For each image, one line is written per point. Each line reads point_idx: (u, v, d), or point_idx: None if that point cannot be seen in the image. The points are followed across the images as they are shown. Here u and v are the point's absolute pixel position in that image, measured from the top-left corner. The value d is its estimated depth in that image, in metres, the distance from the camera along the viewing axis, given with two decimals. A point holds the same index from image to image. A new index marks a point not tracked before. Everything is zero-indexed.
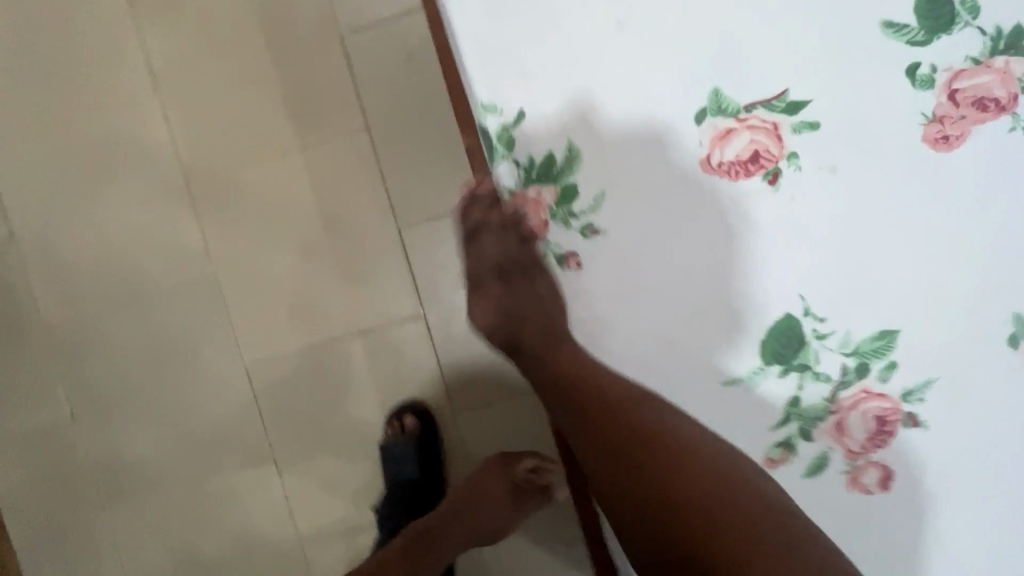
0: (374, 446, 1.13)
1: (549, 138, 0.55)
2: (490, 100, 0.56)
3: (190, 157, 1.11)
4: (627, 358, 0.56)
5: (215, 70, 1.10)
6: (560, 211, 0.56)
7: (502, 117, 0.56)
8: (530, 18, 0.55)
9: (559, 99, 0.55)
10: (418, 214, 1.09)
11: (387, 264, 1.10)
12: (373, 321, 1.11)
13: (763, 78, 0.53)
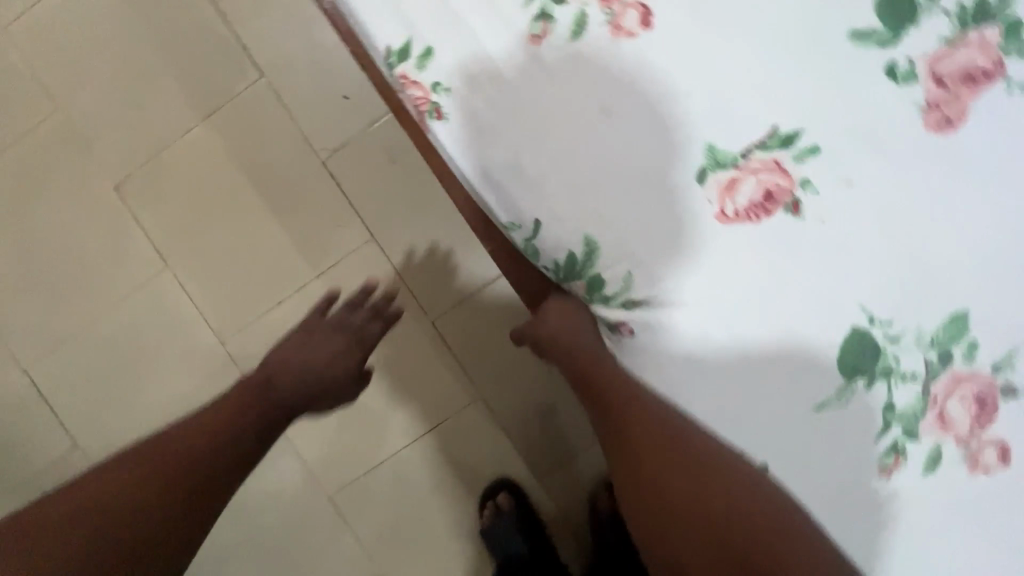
0: (473, 533, 1.14)
1: (570, 236, 0.58)
2: (508, 218, 0.59)
3: (216, 316, 1.14)
4: (714, 414, 0.56)
5: (215, 227, 1.13)
6: (595, 297, 0.59)
7: (522, 230, 0.59)
8: (519, 128, 0.57)
9: (569, 198, 0.57)
10: (444, 296, 1.11)
11: (430, 351, 1.12)
12: (433, 408, 1.13)
13: (753, 119, 0.55)
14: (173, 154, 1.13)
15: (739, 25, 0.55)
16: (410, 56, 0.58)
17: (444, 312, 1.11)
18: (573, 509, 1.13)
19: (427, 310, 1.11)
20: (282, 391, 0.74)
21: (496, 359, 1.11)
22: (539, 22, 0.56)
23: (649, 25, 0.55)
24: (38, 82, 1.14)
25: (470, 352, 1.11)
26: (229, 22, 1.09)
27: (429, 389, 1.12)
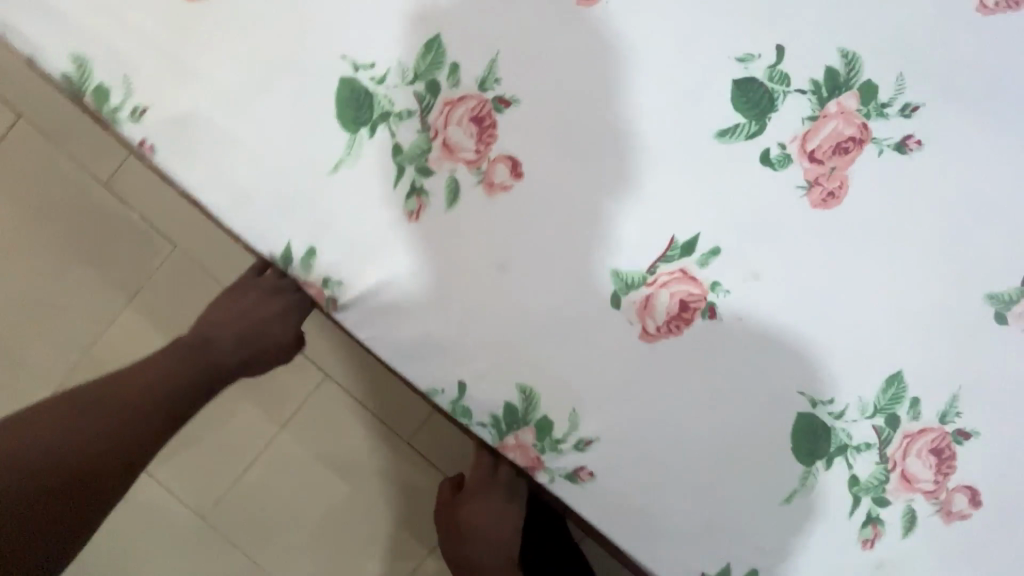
0: None
1: (496, 393, 0.57)
2: (430, 385, 0.58)
3: (197, 502, 1.17)
4: (685, 529, 0.56)
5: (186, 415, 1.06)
6: (545, 443, 0.57)
7: (447, 394, 0.58)
8: (424, 300, 0.56)
9: (487, 359, 0.57)
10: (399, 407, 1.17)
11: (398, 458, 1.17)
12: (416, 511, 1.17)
13: (647, 238, 0.54)
14: (96, 341, 1.04)
15: (609, 150, 0.54)
16: (294, 260, 0.56)
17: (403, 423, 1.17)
18: None
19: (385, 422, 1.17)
20: (224, 342, 0.83)
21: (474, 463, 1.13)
22: (412, 197, 0.55)
23: (519, 175, 0.55)
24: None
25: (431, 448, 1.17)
26: (126, 199, 1.03)
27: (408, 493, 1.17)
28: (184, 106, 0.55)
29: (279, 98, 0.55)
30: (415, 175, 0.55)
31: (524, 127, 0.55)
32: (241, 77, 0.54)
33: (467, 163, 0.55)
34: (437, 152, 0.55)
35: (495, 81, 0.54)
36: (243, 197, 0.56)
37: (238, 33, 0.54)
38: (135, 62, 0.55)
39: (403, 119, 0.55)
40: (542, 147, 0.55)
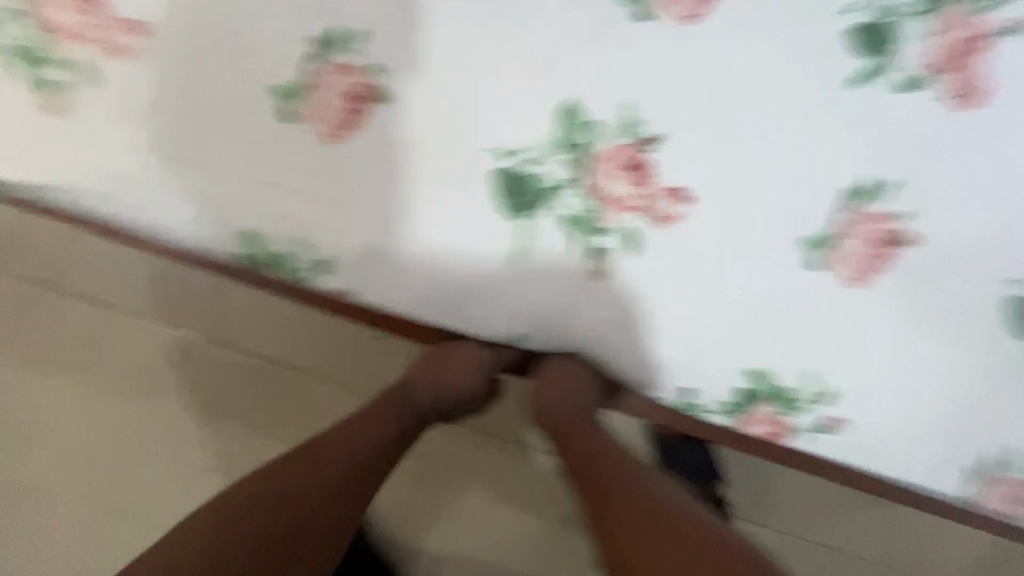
0: None
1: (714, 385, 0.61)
2: (655, 391, 0.63)
3: None
4: (934, 437, 0.60)
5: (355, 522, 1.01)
6: (785, 406, 0.61)
7: (673, 395, 0.62)
8: (635, 325, 0.60)
9: (708, 358, 0.61)
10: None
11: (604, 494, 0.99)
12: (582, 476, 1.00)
13: (819, 196, 0.57)
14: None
15: (756, 133, 0.57)
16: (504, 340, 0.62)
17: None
18: None
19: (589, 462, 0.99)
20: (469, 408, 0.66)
21: None
22: (592, 259, 0.58)
23: (688, 199, 0.58)
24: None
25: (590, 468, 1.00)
26: None
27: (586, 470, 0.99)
28: (361, 242, 0.57)
29: (443, 203, 0.56)
30: (593, 237, 0.58)
31: (671, 150, 0.57)
32: (401, 198, 0.56)
33: (638, 208, 0.58)
34: (606, 210, 0.57)
35: (643, 123, 0.57)
36: (443, 306, 0.59)
37: (388, 157, 0.55)
38: (302, 219, 0.56)
39: (558, 191, 0.57)
40: (696, 152, 0.57)
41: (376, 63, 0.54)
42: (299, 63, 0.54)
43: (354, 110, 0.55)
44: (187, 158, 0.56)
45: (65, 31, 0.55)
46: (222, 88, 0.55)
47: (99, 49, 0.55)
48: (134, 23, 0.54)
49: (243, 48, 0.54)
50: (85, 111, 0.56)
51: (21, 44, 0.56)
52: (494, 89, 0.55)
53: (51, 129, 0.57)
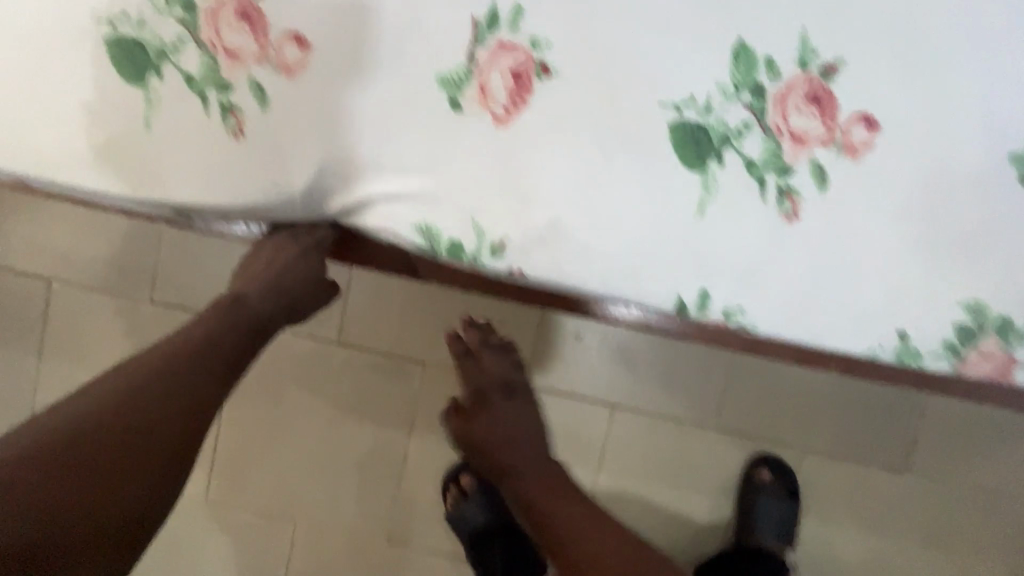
0: (895, 559, 1.07)
1: (900, 317, 0.60)
2: (869, 346, 0.61)
3: (334, 501, 1.09)
4: None
5: (421, 482, 1.08)
6: (1012, 339, 0.59)
7: (888, 347, 0.61)
8: (823, 274, 0.59)
9: (904, 298, 0.60)
10: (707, 402, 1.06)
11: (713, 456, 1.08)
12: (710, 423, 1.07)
13: (1007, 109, 0.56)
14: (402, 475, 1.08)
15: (936, 54, 0.55)
16: (688, 307, 0.61)
17: (708, 415, 1.07)
18: (958, 470, 1.06)
19: (709, 425, 1.07)
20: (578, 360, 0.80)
21: (707, 400, 1.06)
22: (786, 201, 0.58)
23: (876, 127, 0.56)
24: (235, 509, 1.10)
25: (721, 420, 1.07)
26: (363, 345, 1.07)
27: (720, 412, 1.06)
28: (542, 220, 0.57)
29: (624, 171, 0.56)
30: (778, 179, 0.57)
31: (856, 88, 0.56)
32: (576, 173, 0.56)
33: (822, 142, 0.57)
34: (789, 148, 0.57)
35: (814, 53, 0.55)
36: (620, 274, 0.59)
37: (555, 132, 0.55)
38: (479, 206, 0.57)
39: (744, 134, 0.56)
40: (874, 82, 0.56)
41: (541, 36, 0.53)
42: (465, 47, 0.53)
43: (519, 87, 0.54)
44: (360, 164, 0.56)
45: (224, 50, 0.54)
46: (381, 88, 0.54)
47: (260, 65, 0.54)
48: (296, 34, 0.54)
49: (398, 45, 0.54)
50: (257, 134, 0.55)
51: (178, 68, 0.54)
52: (658, 48, 0.54)
53: (219, 156, 0.56)
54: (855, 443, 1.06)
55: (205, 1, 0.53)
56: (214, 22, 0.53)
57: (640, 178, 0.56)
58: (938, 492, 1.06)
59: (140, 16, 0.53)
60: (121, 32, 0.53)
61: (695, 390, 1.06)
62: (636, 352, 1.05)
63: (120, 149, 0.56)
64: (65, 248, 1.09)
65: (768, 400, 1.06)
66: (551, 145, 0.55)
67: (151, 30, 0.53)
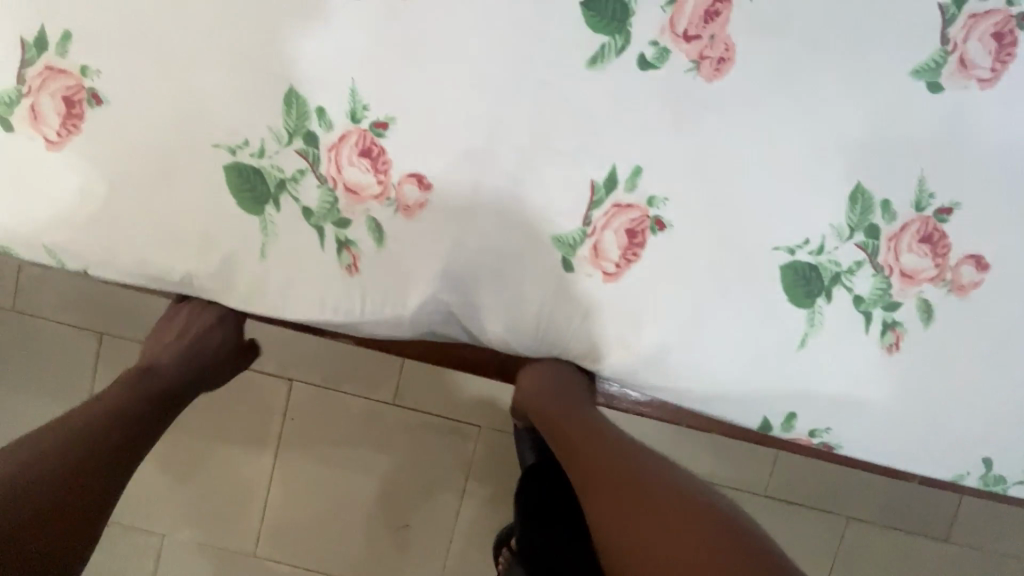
0: None
1: (990, 445, 0.61)
2: (955, 473, 0.62)
3: (380, 554, 1.14)
4: None
5: (466, 540, 1.12)
6: None
7: (974, 474, 0.62)
8: (919, 403, 0.60)
9: (995, 427, 0.61)
10: (751, 475, 1.11)
11: (763, 517, 1.13)
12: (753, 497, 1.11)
13: None
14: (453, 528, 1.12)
15: None
16: (773, 426, 0.62)
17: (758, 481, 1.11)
18: (984, 540, 1.11)
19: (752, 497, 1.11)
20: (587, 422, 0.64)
21: (750, 476, 1.11)
22: (889, 333, 0.59)
23: (984, 267, 0.58)
24: (283, 564, 1.15)
25: (764, 496, 1.11)
26: (416, 406, 1.11)
27: (762, 487, 1.11)
28: (652, 342, 0.60)
29: (726, 302, 0.59)
30: (884, 313, 0.59)
31: (955, 234, 0.58)
32: (679, 316, 0.59)
33: (931, 279, 0.59)
34: (899, 284, 0.59)
35: (930, 197, 0.58)
36: (721, 401, 0.61)
37: (660, 266, 0.59)
38: (577, 342, 0.61)
39: (855, 272, 0.59)
40: (972, 228, 0.58)
41: (658, 197, 0.58)
42: (583, 209, 0.58)
43: (633, 243, 0.58)
44: (474, 303, 0.60)
45: (345, 186, 0.58)
46: (498, 222, 0.58)
47: (379, 203, 0.58)
48: (418, 176, 0.58)
49: (520, 184, 0.58)
50: (368, 268, 0.60)
51: (295, 201, 0.58)
52: (762, 194, 0.58)
53: (325, 281, 0.60)
54: (887, 517, 1.11)
55: (328, 137, 0.57)
56: (335, 158, 0.58)
57: (734, 311, 0.59)
58: (965, 558, 1.11)
59: (260, 146, 0.57)
60: (240, 159, 0.57)
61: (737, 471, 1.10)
62: (691, 437, 1.08)
63: (229, 274, 0.59)
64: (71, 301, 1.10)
65: (810, 480, 1.10)
66: (655, 287, 0.59)
67: (271, 161, 0.58)
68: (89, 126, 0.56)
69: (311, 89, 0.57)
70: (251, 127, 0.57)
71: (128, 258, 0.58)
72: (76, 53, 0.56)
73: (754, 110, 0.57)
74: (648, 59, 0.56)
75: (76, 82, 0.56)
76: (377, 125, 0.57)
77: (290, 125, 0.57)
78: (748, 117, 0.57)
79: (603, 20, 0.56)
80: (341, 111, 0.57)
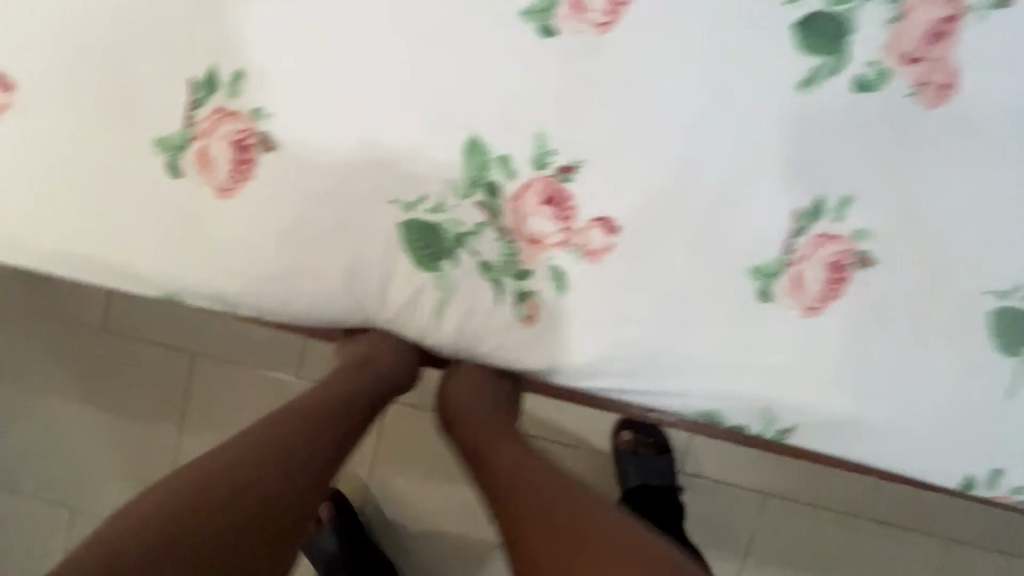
0: None
1: None
2: None
3: None
4: None
5: None
6: None
7: None
8: None
9: None
10: (853, 499, 1.09)
11: (867, 543, 1.10)
12: (855, 521, 1.10)
13: None
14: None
15: None
16: (978, 483, 0.59)
17: (862, 504, 1.09)
18: None
19: (854, 521, 1.10)
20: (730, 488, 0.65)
21: (852, 500, 1.09)
22: None
23: None
24: None
25: (866, 518, 1.09)
26: None
27: (865, 511, 1.09)
28: (842, 392, 0.58)
29: (925, 350, 0.56)
30: None
31: None
32: (879, 364, 0.57)
33: None
34: None
35: None
36: (912, 453, 0.58)
37: (856, 312, 0.56)
38: (761, 392, 0.58)
39: None
40: None
41: (868, 230, 0.54)
42: (783, 239, 0.55)
43: (836, 277, 0.55)
44: (654, 359, 0.58)
45: (527, 237, 0.56)
46: (686, 271, 0.56)
47: (562, 250, 0.56)
48: (604, 220, 0.55)
49: (712, 231, 0.55)
50: (546, 320, 0.58)
51: (475, 254, 0.56)
52: (974, 237, 0.54)
53: (501, 334, 0.58)
54: (994, 543, 1.08)
55: (511, 187, 0.54)
56: (518, 209, 0.55)
57: (935, 360, 0.57)
58: None
59: (439, 199, 0.55)
60: (418, 216, 0.55)
61: (838, 495, 1.09)
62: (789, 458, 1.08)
63: (406, 327, 0.59)
64: (162, 321, 1.09)
65: (914, 505, 1.09)
66: (849, 335, 0.57)
67: (450, 215, 0.55)
68: (264, 172, 0.54)
69: (496, 132, 0.54)
70: (431, 175, 0.54)
71: (304, 300, 0.57)
72: (250, 93, 0.53)
73: (969, 150, 0.53)
74: (866, 80, 0.52)
75: (250, 126, 0.53)
76: (565, 169, 0.54)
77: (471, 175, 0.54)
78: (963, 156, 0.53)
79: (819, 41, 0.52)
80: (526, 157, 0.54)
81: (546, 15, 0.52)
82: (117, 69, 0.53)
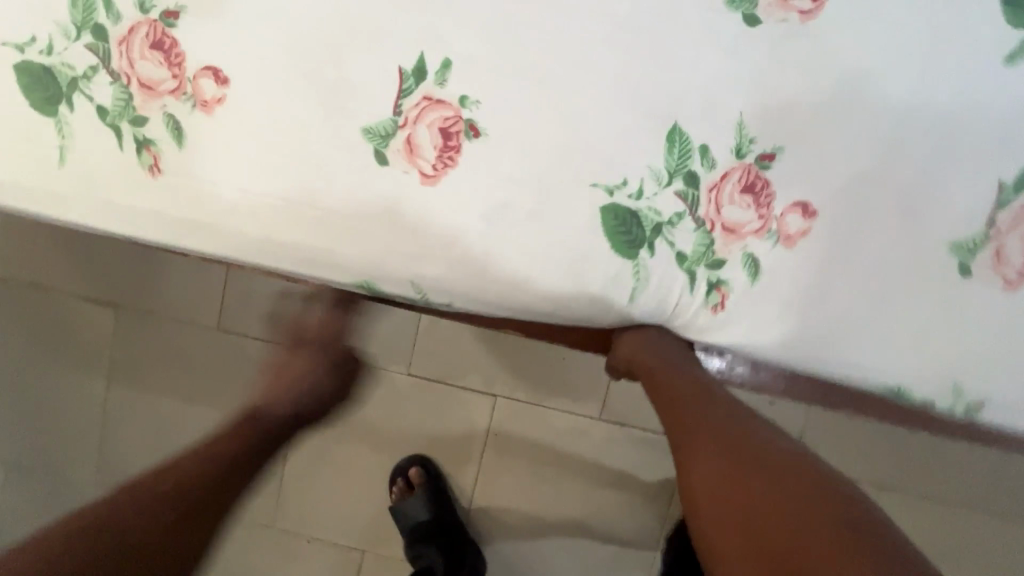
0: None
1: None
2: None
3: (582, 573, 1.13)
4: None
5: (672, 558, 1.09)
6: None
7: None
8: None
9: None
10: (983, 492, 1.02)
11: (1000, 540, 1.03)
12: (989, 516, 1.03)
13: None
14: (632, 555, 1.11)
15: None
16: None
17: (991, 497, 1.02)
18: None
19: (986, 516, 1.03)
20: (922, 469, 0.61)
21: (984, 494, 1.03)
22: None
23: None
24: None
25: (998, 514, 1.03)
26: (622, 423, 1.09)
27: (997, 505, 1.02)
28: None
29: None
30: None
31: None
32: None
33: None
34: None
35: None
36: None
37: None
38: (959, 369, 0.58)
39: None
40: None
41: None
42: (987, 211, 0.55)
43: None
44: (849, 341, 0.58)
45: (724, 226, 0.56)
46: (885, 251, 0.56)
47: (759, 237, 0.56)
48: (803, 204, 0.56)
49: (912, 209, 0.56)
50: (740, 306, 0.58)
51: (671, 245, 0.57)
52: None
53: (692, 319, 0.59)
54: None
55: (711, 175, 0.55)
56: (716, 198, 0.56)
57: None
58: None
59: (639, 187, 0.56)
60: (618, 201, 0.56)
61: (967, 487, 1.03)
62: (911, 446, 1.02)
63: (596, 317, 0.60)
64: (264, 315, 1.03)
65: None
66: None
67: (650, 203, 0.56)
68: (469, 158, 0.56)
69: (698, 116, 0.55)
70: (634, 162, 0.56)
71: (498, 286, 0.58)
72: (457, 81, 0.55)
73: None
74: None
75: (456, 113, 0.55)
76: (765, 156, 0.55)
77: (672, 163, 0.55)
78: None
79: None
80: (727, 145, 0.55)
81: (750, 5, 0.54)
82: (327, 59, 0.55)
